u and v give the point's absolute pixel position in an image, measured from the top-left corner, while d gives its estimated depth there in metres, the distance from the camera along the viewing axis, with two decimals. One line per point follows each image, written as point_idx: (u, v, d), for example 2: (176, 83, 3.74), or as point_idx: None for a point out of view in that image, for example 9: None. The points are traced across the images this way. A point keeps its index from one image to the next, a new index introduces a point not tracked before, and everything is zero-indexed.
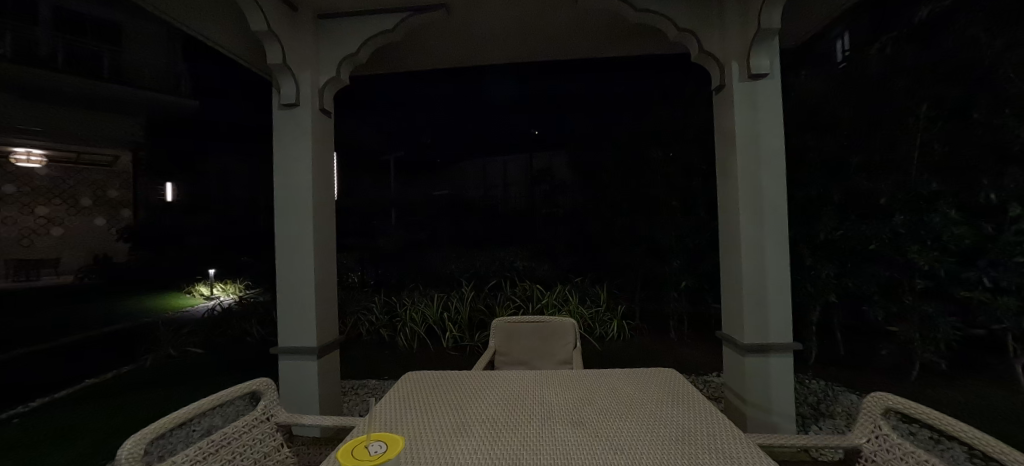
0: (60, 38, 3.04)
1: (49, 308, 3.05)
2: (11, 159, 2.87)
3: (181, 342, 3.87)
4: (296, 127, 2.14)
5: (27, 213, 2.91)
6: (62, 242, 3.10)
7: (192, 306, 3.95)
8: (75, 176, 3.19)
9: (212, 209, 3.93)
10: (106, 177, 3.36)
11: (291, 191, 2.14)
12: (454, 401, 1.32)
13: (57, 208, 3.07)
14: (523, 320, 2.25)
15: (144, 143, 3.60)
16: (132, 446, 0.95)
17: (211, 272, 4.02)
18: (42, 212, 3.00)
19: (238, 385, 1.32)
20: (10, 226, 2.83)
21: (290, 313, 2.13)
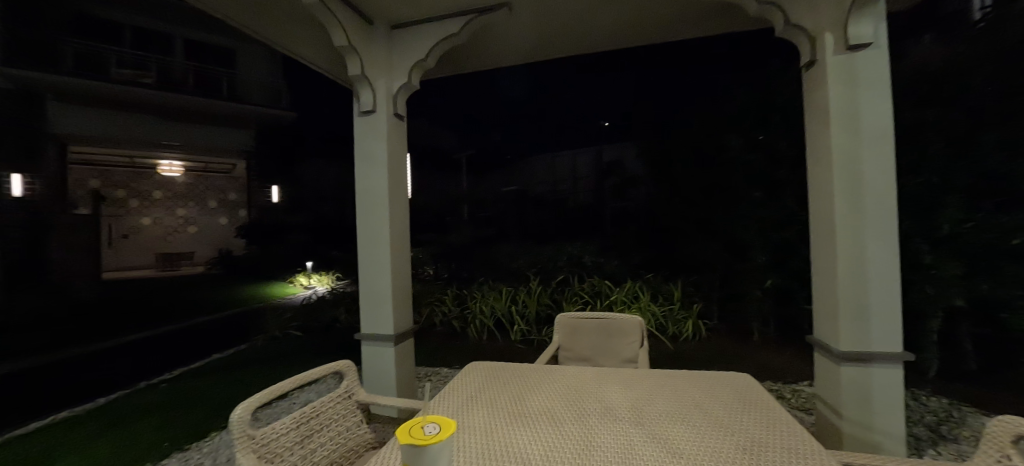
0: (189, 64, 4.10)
1: (198, 290, 4.08)
2: (159, 169, 3.77)
3: (283, 325, 4.35)
4: (373, 131, 2.33)
5: (172, 216, 3.83)
6: (196, 237, 3.98)
7: (293, 294, 4.71)
8: (206, 181, 4.04)
9: (310, 208, 4.67)
10: (226, 182, 4.24)
11: (369, 189, 2.33)
12: (514, 392, 1.36)
13: (191, 209, 3.89)
14: (586, 316, 2.22)
15: (252, 151, 4.48)
16: (242, 412, 1.16)
17: (309, 264, 4.82)
18: (182, 214, 3.88)
19: (325, 364, 1.51)
20: (160, 226, 3.76)
21: (371, 303, 2.34)
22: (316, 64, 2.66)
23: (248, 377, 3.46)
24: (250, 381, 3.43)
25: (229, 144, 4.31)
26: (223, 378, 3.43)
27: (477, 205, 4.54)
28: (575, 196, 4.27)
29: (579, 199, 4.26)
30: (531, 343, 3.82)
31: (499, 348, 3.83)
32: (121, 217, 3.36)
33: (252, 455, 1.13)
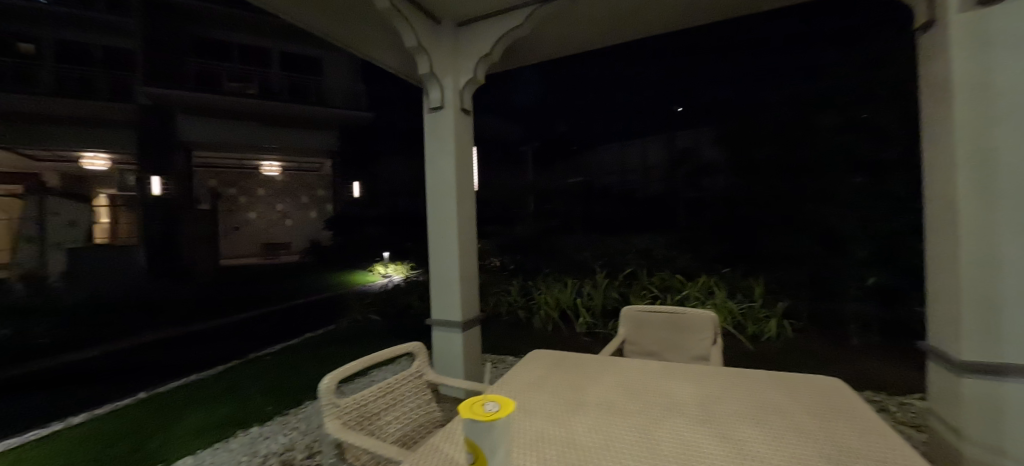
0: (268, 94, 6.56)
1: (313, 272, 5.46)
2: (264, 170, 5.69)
3: (364, 309, 4.82)
4: (441, 126, 2.45)
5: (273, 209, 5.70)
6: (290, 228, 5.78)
7: (372, 282, 4.96)
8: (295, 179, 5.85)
9: (391, 203, 5.18)
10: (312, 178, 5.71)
11: (438, 183, 2.46)
12: (576, 380, 1.38)
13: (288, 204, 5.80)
14: (653, 310, 2.16)
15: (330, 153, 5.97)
16: (329, 383, 1.40)
17: (386, 255, 5.10)
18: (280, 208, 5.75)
19: (400, 345, 1.67)
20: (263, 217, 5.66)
21: (441, 291, 2.48)
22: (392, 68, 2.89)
23: (329, 352, 3.79)
24: (334, 354, 3.78)
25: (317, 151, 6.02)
26: (310, 351, 3.83)
27: (542, 197, 4.61)
28: (644, 187, 4.14)
29: (648, 190, 4.12)
30: (598, 336, 3.75)
31: (563, 339, 3.81)
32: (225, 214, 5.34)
33: (338, 419, 1.34)
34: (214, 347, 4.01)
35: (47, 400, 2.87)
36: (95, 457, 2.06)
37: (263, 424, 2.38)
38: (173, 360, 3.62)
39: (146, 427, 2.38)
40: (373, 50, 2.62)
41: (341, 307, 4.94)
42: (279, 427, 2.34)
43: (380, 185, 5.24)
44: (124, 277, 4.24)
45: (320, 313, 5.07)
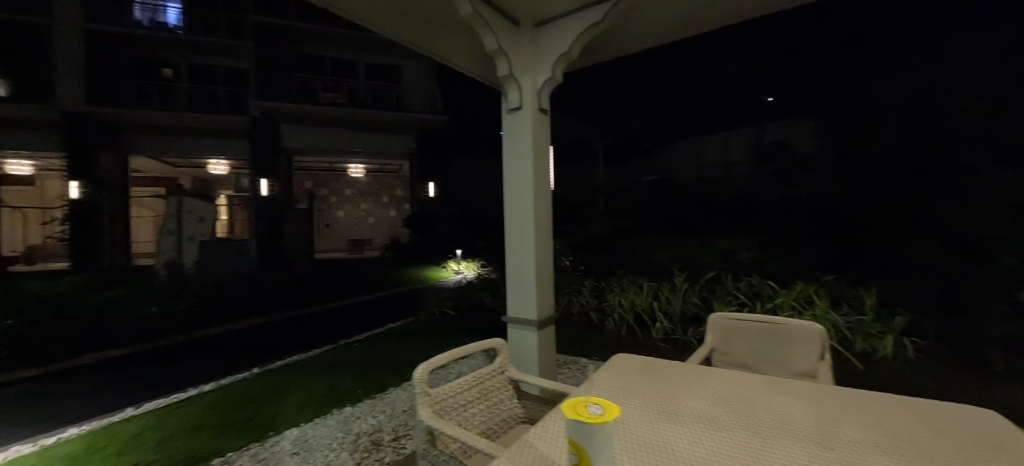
0: (364, 98, 8.11)
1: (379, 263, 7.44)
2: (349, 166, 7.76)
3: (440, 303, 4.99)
4: (520, 126, 2.49)
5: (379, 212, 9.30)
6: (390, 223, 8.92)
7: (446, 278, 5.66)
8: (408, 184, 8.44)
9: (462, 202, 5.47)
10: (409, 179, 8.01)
11: (516, 183, 2.51)
12: (666, 388, 1.32)
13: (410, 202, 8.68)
14: (745, 317, 1.99)
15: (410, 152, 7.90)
16: (421, 373, 1.47)
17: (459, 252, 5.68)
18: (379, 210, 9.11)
19: (484, 341, 1.72)
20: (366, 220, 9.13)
21: (517, 289, 2.51)
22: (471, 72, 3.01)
23: (407, 340, 3.99)
24: (413, 342, 3.95)
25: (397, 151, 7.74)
26: (390, 338, 4.11)
27: (613, 195, 4.51)
28: (726, 185, 3.89)
29: (730, 188, 3.85)
30: (675, 343, 3.50)
31: (638, 344, 3.63)
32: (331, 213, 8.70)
33: (430, 408, 1.42)
34: (315, 331, 4.53)
35: (190, 367, 3.45)
36: (225, 421, 2.42)
37: (355, 405, 2.58)
38: (284, 341, 4.14)
39: (262, 396, 2.76)
40: (455, 55, 2.73)
41: (421, 302, 5.36)
42: (369, 409, 2.52)
43: (454, 185, 5.55)
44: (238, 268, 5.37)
45: (402, 306, 5.48)
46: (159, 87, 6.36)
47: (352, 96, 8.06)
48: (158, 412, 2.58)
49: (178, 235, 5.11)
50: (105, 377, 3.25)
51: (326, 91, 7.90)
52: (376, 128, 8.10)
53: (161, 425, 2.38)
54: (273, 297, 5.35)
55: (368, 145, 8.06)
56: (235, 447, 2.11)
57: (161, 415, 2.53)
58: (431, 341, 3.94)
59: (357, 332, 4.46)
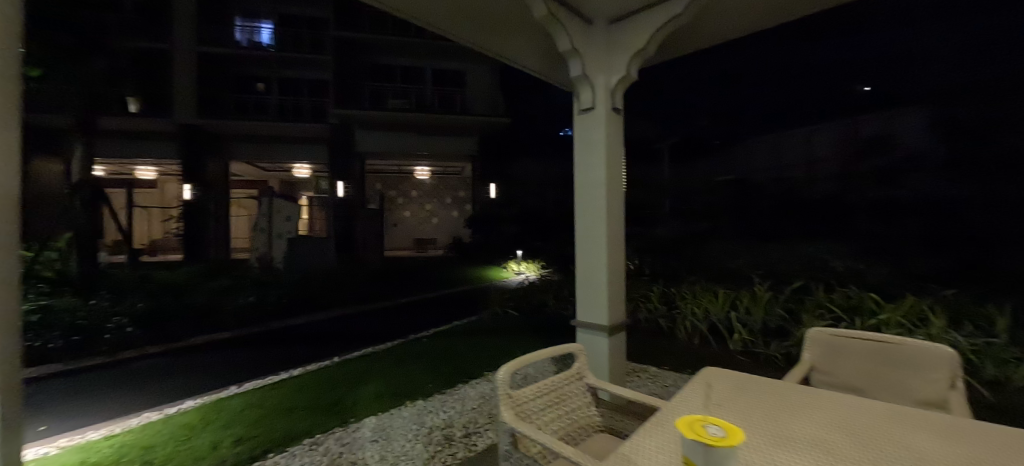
0: (431, 104, 8.78)
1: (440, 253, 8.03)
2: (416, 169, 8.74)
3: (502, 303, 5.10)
4: (591, 126, 2.45)
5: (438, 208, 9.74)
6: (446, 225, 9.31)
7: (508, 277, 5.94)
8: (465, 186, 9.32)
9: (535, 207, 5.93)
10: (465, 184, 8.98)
11: (587, 185, 2.46)
12: (771, 410, 1.19)
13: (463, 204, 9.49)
14: (854, 334, 1.79)
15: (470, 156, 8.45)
16: (504, 376, 1.47)
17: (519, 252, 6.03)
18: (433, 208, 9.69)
19: (562, 345, 1.69)
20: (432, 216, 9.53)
21: (587, 293, 2.47)
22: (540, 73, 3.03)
23: (474, 339, 4.02)
24: (480, 340, 3.99)
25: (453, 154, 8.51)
26: (455, 335, 4.21)
27: (681, 197, 4.47)
28: (809, 184, 3.60)
29: (817, 189, 3.54)
30: (758, 357, 3.17)
31: (712, 357, 3.31)
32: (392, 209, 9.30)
33: (512, 411, 1.41)
34: (386, 325, 4.80)
35: (282, 352, 3.82)
36: (312, 404, 2.63)
37: (427, 399, 2.68)
38: (361, 332, 4.48)
39: (344, 383, 2.98)
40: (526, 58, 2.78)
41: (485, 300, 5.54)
42: (439, 404, 2.60)
43: (527, 189, 6.09)
44: (318, 259, 5.98)
45: (467, 305, 5.65)
46: (254, 99, 7.78)
47: (422, 101, 8.75)
48: (257, 391, 2.88)
49: (270, 233, 5.91)
50: (214, 357, 3.69)
51: (395, 97, 8.63)
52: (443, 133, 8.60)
53: (258, 404, 2.65)
54: (349, 291, 5.78)
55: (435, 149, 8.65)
56: (322, 429, 2.28)
57: (258, 394, 2.82)
58: (495, 340, 3.99)
59: (425, 328, 4.65)
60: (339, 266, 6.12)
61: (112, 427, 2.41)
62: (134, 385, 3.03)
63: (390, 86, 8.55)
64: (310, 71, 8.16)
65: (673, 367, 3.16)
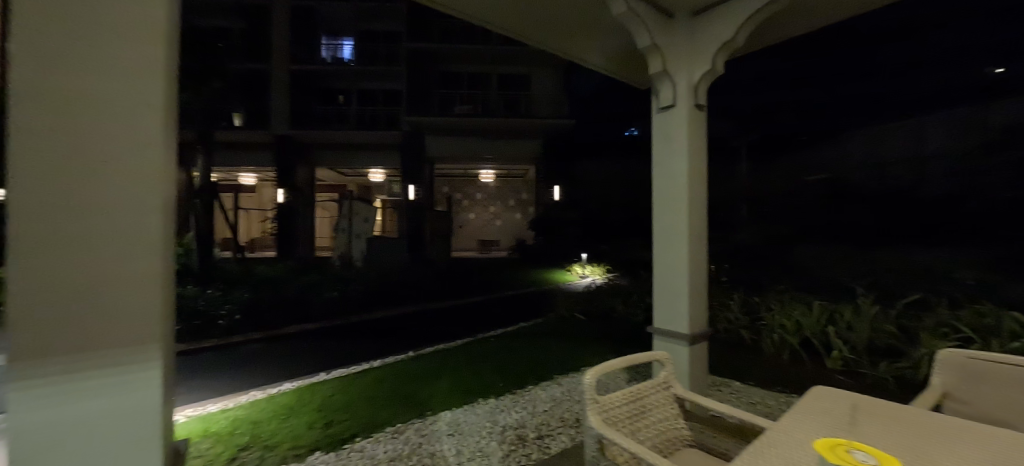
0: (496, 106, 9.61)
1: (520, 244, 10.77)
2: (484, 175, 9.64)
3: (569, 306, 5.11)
4: (671, 125, 2.35)
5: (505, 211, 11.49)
6: (501, 229, 11.34)
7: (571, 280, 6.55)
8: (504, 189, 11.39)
9: (600, 210, 5.93)
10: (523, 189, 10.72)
11: (666, 185, 2.37)
12: (933, 445, 0.89)
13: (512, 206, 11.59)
14: (1006, 360, 1.42)
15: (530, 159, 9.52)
16: (592, 379, 1.41)
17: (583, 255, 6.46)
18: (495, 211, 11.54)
19: (649, 352, 1.62)
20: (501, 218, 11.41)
21: (665, 299, 2.38)
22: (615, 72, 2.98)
23: (542, 342, 4.01)
24: (548, 343, 3.97)
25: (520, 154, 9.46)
26: (522, 336, 4.24)
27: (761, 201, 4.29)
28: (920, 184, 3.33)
29: (931, 191, 3.26)
30: (864, 379, 2.77)
31: (804, 374, 2.99)
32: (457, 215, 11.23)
33: (599, 415, 1.37)
34: (457, 323, 5.01)
35: (366, 344, 4.14)
36: (392, 395, 2.79)
37: (500, 397, 2.73)
38: (434, 328, 4.76)
39: (422, 376, 3.14)
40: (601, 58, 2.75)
41: (552, 304, 5.57)
42: (512, 402, 2.64)
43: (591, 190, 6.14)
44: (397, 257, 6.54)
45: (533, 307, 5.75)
46: (338, 109, 9.43)
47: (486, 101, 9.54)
48: (344, 379, 3.12)
49: (350, 233, 6.52)
50: (308, 345, 4.09)
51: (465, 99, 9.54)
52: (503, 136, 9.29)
53: (346, 391, 2.87)
54: (422, 290, 6.13)
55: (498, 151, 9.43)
56: (402, 420, 2.41)
57: (346, 382, 3.07)
58: (563, 344, 3.95)
59: (493, 327, 4.79)
60: (413, 267, 6.53)
61: (225, 402, 2.74)
62: (241, 367, 3.44)
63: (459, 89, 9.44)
64: (391, 79, 9.57)
65: (762, 383, 2.90)
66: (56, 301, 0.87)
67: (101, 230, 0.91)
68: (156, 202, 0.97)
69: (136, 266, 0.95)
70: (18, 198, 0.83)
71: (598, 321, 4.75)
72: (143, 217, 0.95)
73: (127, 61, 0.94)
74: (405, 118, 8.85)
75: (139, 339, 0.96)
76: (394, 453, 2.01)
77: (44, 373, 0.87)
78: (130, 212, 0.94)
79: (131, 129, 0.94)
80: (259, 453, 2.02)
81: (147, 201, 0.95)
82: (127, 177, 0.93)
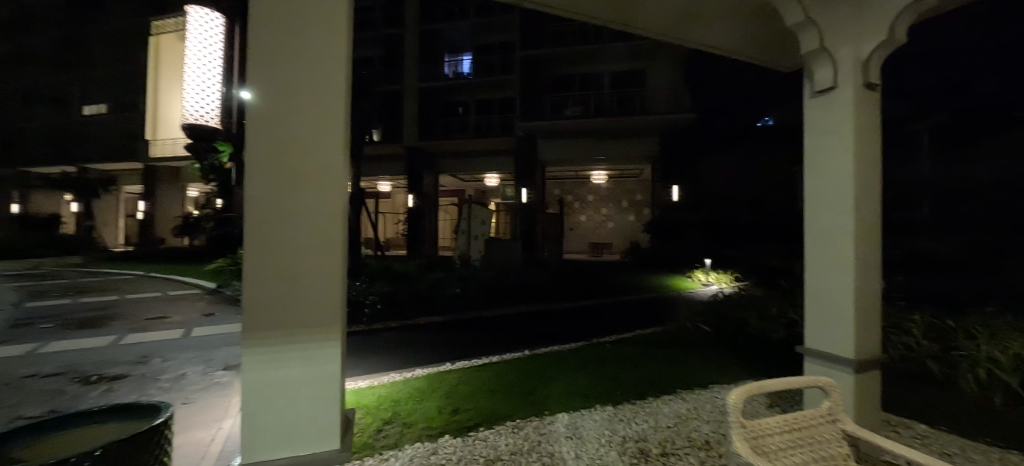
0: (641, 103, 10.90)
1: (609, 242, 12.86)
2: (598, 180, 12.11)
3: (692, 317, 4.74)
4: (829, 112, 2.00)
5: (616, 213, 13.64)
6: (622, 229, 13.53)
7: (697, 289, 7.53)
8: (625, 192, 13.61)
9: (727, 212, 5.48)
10: (639, 189, 12.99)
11: (821, 184, 2.03)
12: None
13: (620, 207, 13.57)
14: None
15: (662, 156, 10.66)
16: (735, 399, 1.07)
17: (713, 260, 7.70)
18: (610, 213, 13.67)
19: (807, 378, 1.26)
20: (615, 219, 13.64)
21: (818, 316, 2.05)
22: (755, 57, 2.68)
23: (661, 354, 3.75)
24: (666, 354, 3.73)
25: (642, 154, 11.07)
26: (637, 345, 4.06)
27: None
28: None
29: None
30: None
31: None
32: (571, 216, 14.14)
33: (747, 442, 1.08)
34: (568, 325, 5.10)
35: (486, 339, 4.47)
36: (511, 390, 2.94)
37: (617, 405, 2.67)
38: (547, 327, 4.96)
39: (539, 375, 3.25)
40: (737, 43, 2.52)
41: (671, 316, 5.27)
42: (631, 414, 2.54)
43: None
44: (512, 256, 7.08)
45: (649, 317, 5.53)
46: (458, 120, 12.27)
47: (633, 100, 11.01)
48: (467, 370, 3.40)
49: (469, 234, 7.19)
50: (436, 336, 4.58)
51: (619, 100, 11.16)
52: (636, 135, 10.96)
53: (468, 382, 3.12)
54: (534, 292, 6.40)
55: (613, 154, 11.21)
56: (520, 416, 2.52)
57: (469, 373, 3.35)
58: (684, 356, 3.67)
59: (606, 333, 4.74)
60: (525, 269, 6.91)
61: (372, 379, 3.21)
62: (379, 351, 4.00)
63: (570, 94, 11.42)
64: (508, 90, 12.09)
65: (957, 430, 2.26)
66: (277, 277, 1.16)
67: (301, 235, 1.18)
68: (338, 209, 1.22)
69: (319, 260, 1.20)
70: (257, 201, 1.14)
71: (728, 333, 4.30)
72: (326, 221, 1.20)
73: (321, 95, 1.21)
74: (520, 124, 11.10)
75: (323, 324, 1.21)
76: (513, 447, 2.11)
77: (270, 336, 1.16)
78: (318, 215, 1.19)
79: (321, 147, 1.20)
80: (398, 428, 2.33)
81: (333, 207, 1.21)
82: (317, 187, 1.20)
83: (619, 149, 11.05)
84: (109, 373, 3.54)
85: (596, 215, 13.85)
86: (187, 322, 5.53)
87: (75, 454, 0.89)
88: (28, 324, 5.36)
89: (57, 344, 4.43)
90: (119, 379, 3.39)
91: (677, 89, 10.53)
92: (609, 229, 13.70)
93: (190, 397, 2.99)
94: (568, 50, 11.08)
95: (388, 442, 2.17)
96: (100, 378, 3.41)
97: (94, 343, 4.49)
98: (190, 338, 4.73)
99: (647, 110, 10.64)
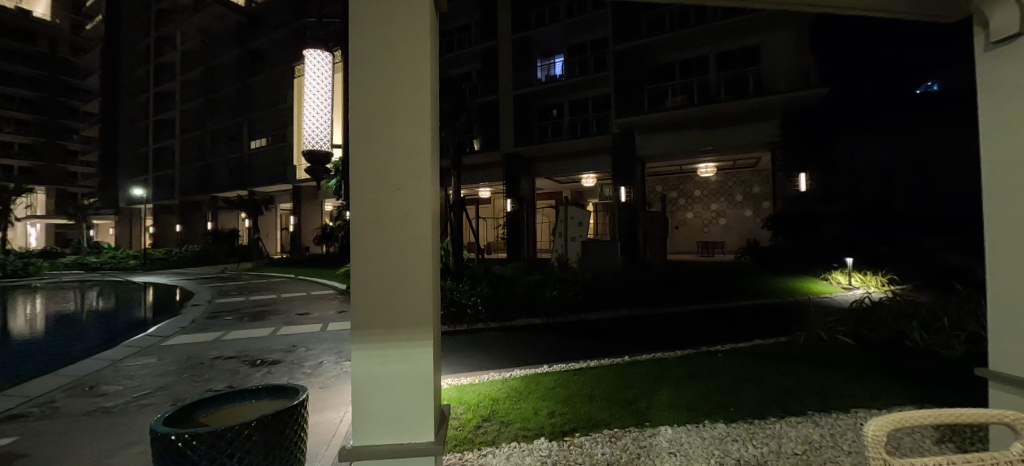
0: (755, 83, 9.82)
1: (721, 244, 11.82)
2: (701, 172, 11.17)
3: (831, 328, 3.91)
4: (1013, 66, 1.54)
5: (727, 209, 12.40)
6: (735, 227, 12.23)
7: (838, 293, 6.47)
8: (739, 186, 12.32)
9: None
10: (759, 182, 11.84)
11: (1005, 161, 1.57)
12: None
13: (733, 203, 12.33)
14: None
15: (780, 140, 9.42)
16: (875, 430, 0.81)
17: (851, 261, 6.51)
18: (720, 210, 12.50)
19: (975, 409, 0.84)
20: (726, 216, 12.42)
21: (1007, 331, 1.57)
22: (918, 13, 2.17)
23: (785, 368, 3.24)
24: (794, 369, 3.23)
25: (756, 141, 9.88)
26: (755, 357, 3.59)
27: None
28: None
29: None
30: None
31: None
32: (674, 215, 13.28)
33: None
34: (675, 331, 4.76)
35: (586, 343, 4.38)
36: (610, 398, 2.84)
37: (729, 424, 2.38)
38: (651, 332, 4.72)
39: (640, 384, 3.08)
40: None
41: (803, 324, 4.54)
42: (747, 435, 2.24)
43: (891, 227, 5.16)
44: (612, 257, 6.91)
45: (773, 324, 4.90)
46: (552, 124, 12.50)
47: (744, 83, 10.04)
48: (563, 373, 3.39)
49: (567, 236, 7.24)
50: (535, 337, 4.64)
51: (725, 84, 10.20)
52: (746, 121, 9.85)
53: (565, 385, 3.10)
54: (638, 294, 6.06)
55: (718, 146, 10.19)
56: (618, 425, 2.42)
57: (564, 376, 3.33)
58: (819, 373, 3.12)
59: (720, 341, 4.28)
60: (626, 270, 6.62)
61: (471, 377, 3.40)
62: (479, 349, 4.25)
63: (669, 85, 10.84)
64: (601, 88, 11.93)
65: None
66: (380, 282, 1.30)
67: (398, 245, 1.30)
68: (427, 222, 1.31)
69: (413, 268, 1.30)
70: (361, 215, 1.29)
71: (883, 347, 3.53)
72: (419, 233, 1.30)
73: (413, 118, 1.32)
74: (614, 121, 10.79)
75: (418, 327, 1.31)
76: (612, 457, 2.03)
77: (377, 334, 1.30)
78: (411, 227, 1.30)
79: (413, 166, 1.31)
80: (497, 426, 2.42)
81: (423, 221, 1.31)
82: (410, 202, 1.30)
83: (728, 137, 10.03)
84: (269, 358, 4.36)
85: (704, 212, 12.80)
86: (325, 318, 6.55)
87: (221, 427, 1.13)
88: (219, 316, 6.90)
89: (235, 333, 5.61)
90: (275, 363, 4.15)
91: (801, 61, 9.24)
92: (721, 226, 12.48)
93: (326, 382, 3.53)
94: (664, 38, 10.51)
95: (487, 439, 2.26)
96: (263, 361, 4.22)
97: (259, 333, 5.59)
98: (327, 331, 5.59)
99: (763, 90, 9.53)
